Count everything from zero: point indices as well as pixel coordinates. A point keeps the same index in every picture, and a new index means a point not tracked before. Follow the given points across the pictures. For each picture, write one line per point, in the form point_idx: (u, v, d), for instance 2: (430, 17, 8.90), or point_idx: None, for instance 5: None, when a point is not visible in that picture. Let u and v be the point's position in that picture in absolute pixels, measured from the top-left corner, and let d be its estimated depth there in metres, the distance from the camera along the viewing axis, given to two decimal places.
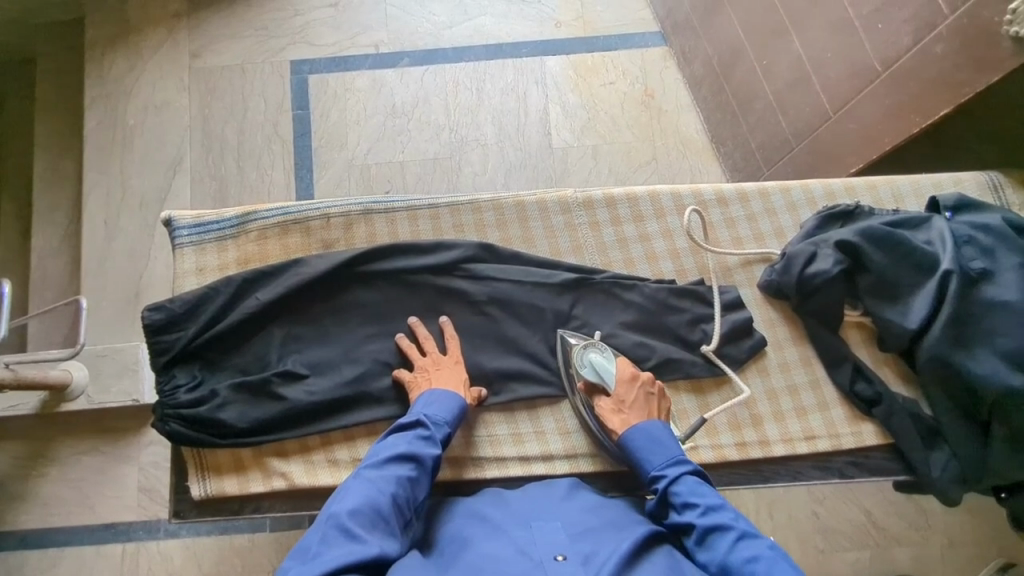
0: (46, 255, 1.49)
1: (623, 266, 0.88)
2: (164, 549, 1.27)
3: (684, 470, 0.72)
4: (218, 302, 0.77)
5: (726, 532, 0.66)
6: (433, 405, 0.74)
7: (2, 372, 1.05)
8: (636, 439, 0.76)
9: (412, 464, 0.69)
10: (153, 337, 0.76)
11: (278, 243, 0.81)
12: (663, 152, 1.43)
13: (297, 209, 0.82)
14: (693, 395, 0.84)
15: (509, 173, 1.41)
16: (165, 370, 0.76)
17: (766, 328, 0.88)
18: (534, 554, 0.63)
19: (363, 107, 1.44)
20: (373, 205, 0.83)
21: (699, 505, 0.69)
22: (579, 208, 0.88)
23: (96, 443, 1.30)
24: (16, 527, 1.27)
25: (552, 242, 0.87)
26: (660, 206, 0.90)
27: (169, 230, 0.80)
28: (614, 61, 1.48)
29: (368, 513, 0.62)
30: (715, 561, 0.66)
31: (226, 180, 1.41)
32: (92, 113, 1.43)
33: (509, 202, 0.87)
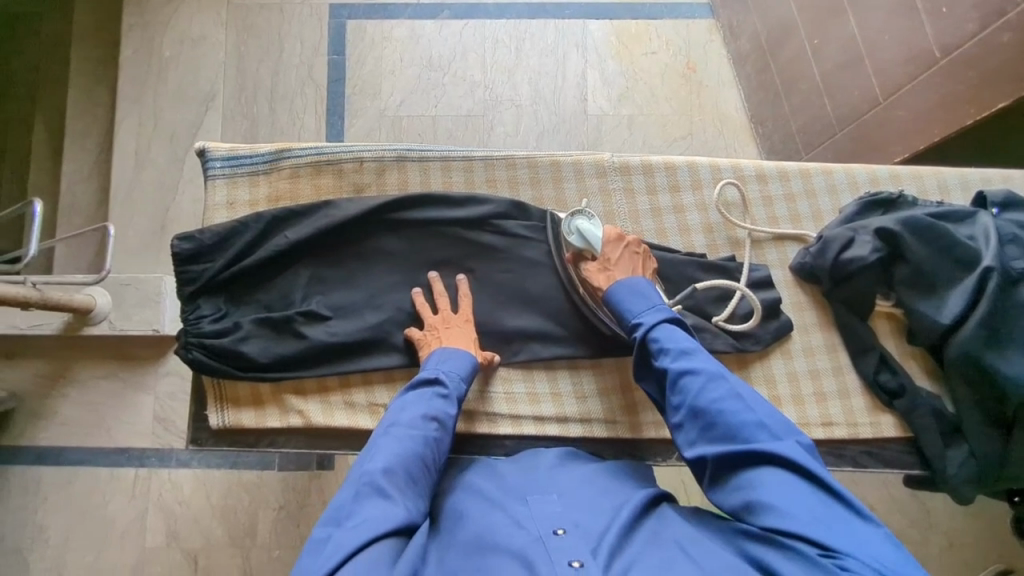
0: (76, 180, 1.51)
1: (655, 236, 0.87)
2: (174, 477, 1.31)
3: (662, 318, 0.74)
4: (247, 237, 0.77)
5: (698, 375, 0.70)
6: (450, 362, 0.73)
7: (28, 291, 1.07)
8: (620, 293, 0.77)
9: (435, 424, 0.69)
10: (181, 266, 0.76)
11: (309, 183, 0.81)
12: (700, 128, 1.40)
13: (330, 150, 0.81)
14: None
15: (540, 137, 1.40)
16: (191, 300, 0.76)
17: (793, 311, 0.87)
18: (530, 526, 0.62)
19: (399, 58, 1.42)
20: (407, 152, 0.82)
21: (674, 350, 0.71)
22: (615, 172, 0.87)
23: (116, 368, 1.33)
24: (33, 442, 1.31)
25: (584, 206, 0.86)
26: (698, 178, 0.88)
27: (202, 160, 0.80)
28: (659, 30, 1.43)
29: (400, 473, 0.63)
30: (687, 404, 0.69)
31: (257, 120, 1.40)
32: (129, 42, 1.42)
33: (544, 160, 0.86)
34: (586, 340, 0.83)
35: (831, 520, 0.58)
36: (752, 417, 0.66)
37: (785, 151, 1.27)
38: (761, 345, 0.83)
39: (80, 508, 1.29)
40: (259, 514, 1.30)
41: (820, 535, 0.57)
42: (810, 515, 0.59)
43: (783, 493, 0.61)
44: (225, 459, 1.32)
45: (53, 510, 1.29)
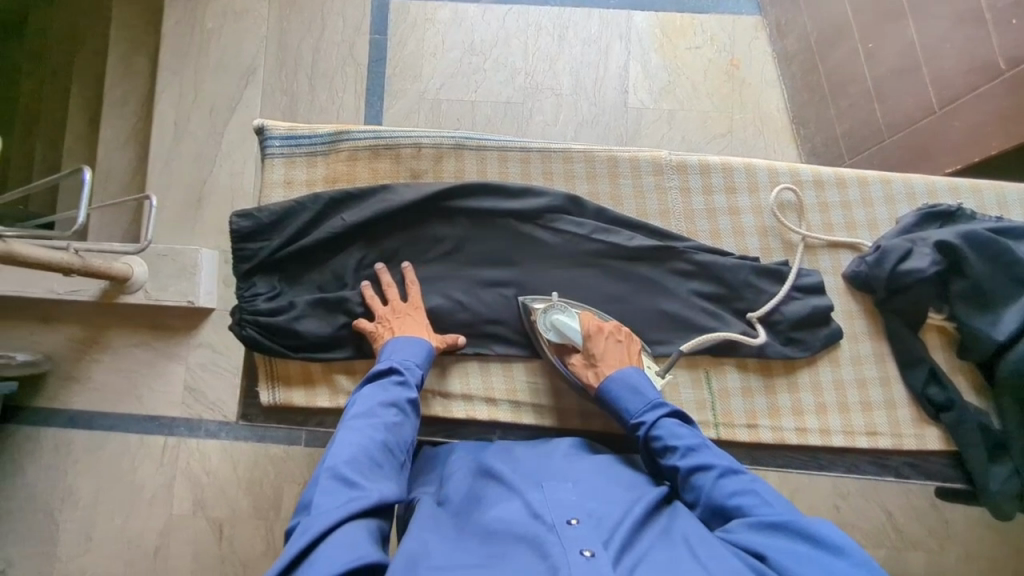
0: (112, 148, 1.51)
1: (708, 237, 0.87)
2: (202, 447, 1.33)
3: (662, 413, 0.73)
4: (304, 218, 0.79)
5: (708, 471, 0.69)
6: (405, 350, 0.75)
7: (70, 257, 1.08)
8: (615, 389, 0.76)
9: (395, 409, 0.70)
10: (237, 243, 0.78)
11: (367, 166, 0.83)
12: (741, 126, 1.38)
13: (388, 135, 0.83)
14: (761, 378, 0.85)
15: (579, 128, 1.39)
16: (247, 277, 0.78)
17: (844, 319, 0.87)
18: (545, 514, 0.64)
19: (442, 40, 1.41)
20: (464, 142, 0.84)
21: (680, 447, 0.71)
22: (672, 171, 0.88)
23: (150, 337, 1.35)
24: (66, 405, 1.33)
25: (639, 203, 0.87)
26: (754, 181, 0.89)
27: (262, 138, 0.82)
28: (704, 25, 1.41)
29: (363, 459, 0.64)
30: (702, 500, 0.68)
31: (297, 97, 1.40)
32: (172, 12, 1.42)
33: (600, 156, 0.86)
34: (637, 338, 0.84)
35: (821, 565, 0.56)
36: (770, 505, 0.65)
37: (827, 154, 1.26)
38: (808, 351, 0.84)
39: (109, 472, 1.32)
40: (286, 488, 1.32)
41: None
42: (810, 567, 0.56)
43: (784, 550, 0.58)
44: (253, 432, 1.33)
45: (83, 472, 1.31)
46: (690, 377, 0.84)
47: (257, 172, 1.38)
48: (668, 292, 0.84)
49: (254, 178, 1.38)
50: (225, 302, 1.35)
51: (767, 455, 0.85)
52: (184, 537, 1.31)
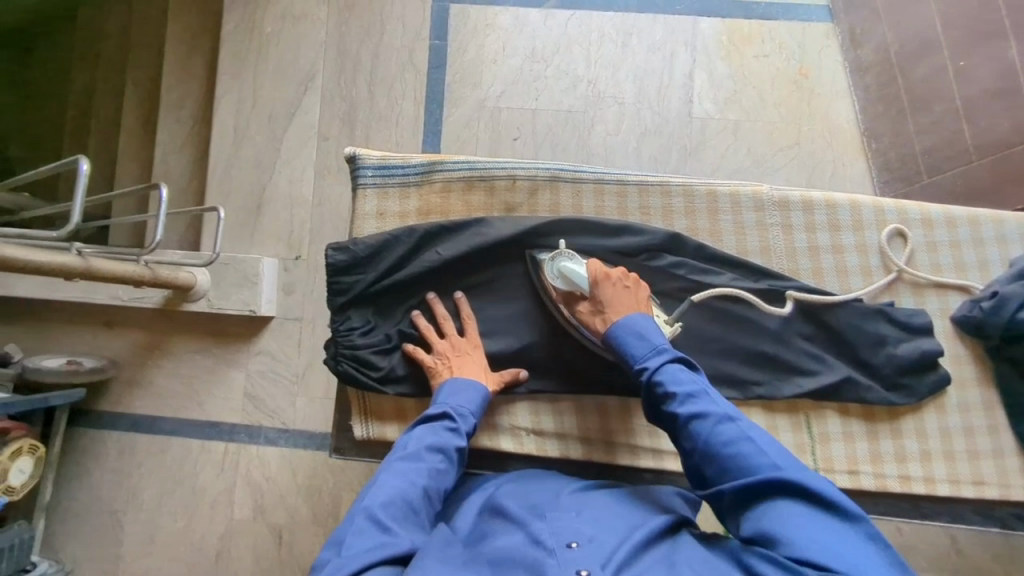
0: (169, 151, 1.51)
1: (810, 276, 0.86)
2: (262, 454, 1.33)
3: (667, 359, 0.73)
4: (397, 252, 0.86)
5: (708, 419, 0.68)
6: (458, 395, 0.79)
7: (142, 269, 1.08)
8: (623, 334, 0.77)
9: (441, 456, 0.73)
10: (333, 276, 0.86)
11: (460, 198, 0.90)
12: (810, 137, 1.32)
13: (482, 167, 0.89)
14: (864, 424, 0.84)
15: (642, 137, 1.35)
16: (342, 310, 0.86)
17: (951, 365, 0.85)
18: (546, 539, 0.64)
19: (503, 46, 1.38)
20: (559, 173, 0.88)
21: (681, 393, 0.71)
22: (773, 207, 0.87)
23: (211, 344, 1.36)
24: (130, 409, 1.36)
25: (740, 240, 0.87)
26: (859, 220, 0.87)
27: (356, 171, 0.90)
28: (773, 31, 1.35)
29: (400, 504, 0.67)
30: (700, 446, 0.68)
31: (356, 103, 1.38)
32: (231, 16, 1.42)
33: (700, 190, 0.88)
34: (737, 380, 0.83)
35: (819, 529, 0.58)
36: (767, 456, 0.64)
37: (901, 171, 1.26)
38: (915, 399, 0.82)
39: (171, 476, 1.34)
40: (342, 497, 1.31)
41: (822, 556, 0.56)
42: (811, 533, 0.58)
43: (781, 517, 0.60)
44: (312, 440, 1.33)
45: (147, 475, 1.34)
46: (790, 420, 0.84)
47: (315, 181, 1.37)
48: (770, 335, 0.83)
49: (313, 185, 1.37)
50: (285, 310, 1.35)
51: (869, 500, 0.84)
52: (244, 542, 1.31)
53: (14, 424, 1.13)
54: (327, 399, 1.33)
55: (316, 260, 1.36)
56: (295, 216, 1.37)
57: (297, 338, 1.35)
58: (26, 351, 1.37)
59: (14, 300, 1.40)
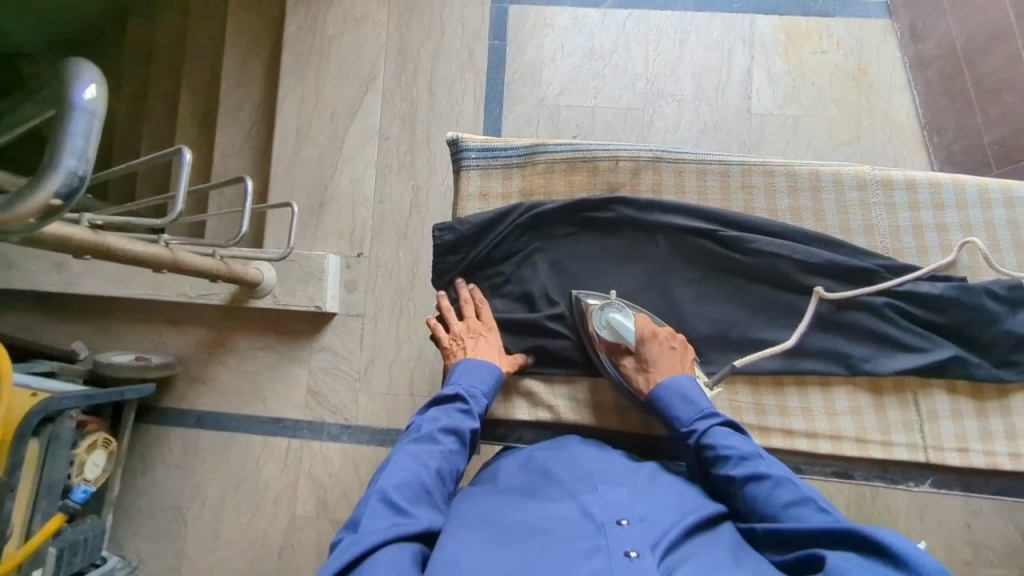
0: (228, 151, 1.53)
1: (915, 254, 0.86)
2: (325, 449, 1.32)
3: (714, 422, 0.74)
4: (500, 230, 0.87)
5: (761, 480, 0.68)
6: (473, 376, 0.80)
7: (218, 263, 1.09)
8: (668, 395, 0.78)
9: (454, 438, 0.74)
10: (441, 256, 0.89)
11: (564, 178, 0.90)
12: (868, 132, 1.33)
13: (586, 147, 0.89)
14: (973, 403, 0.83)
15: (701, 134, 1.36)
16: (451, 287, 0.90)
17: None
18: (597, 513, 0.65)
19: (562, 45, 1.41)
20: (663, 154, 0.89)
21: (733, 456, 0.70)
22: (876, 186, 0.87)
23: (274, 341, 1.37)
24: (194, 405, 1.37)
25: (843, 219, 0.87)
26: (963, 198, 0.86)
27: (459, 152, 0.91)
28: (831, 28, 1.36)
29: (414, 487, 0.67)
30: (755, 510, 0.68)
31: (417, 102, 1.40)
32: (294, 18, 1.44)
33: (803, 170, 0.88)
34: (841, 356, 0.83)
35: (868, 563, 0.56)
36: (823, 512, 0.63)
37: (967, 162, 1.25)
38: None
39: (234, 473, 1.34)
40: None
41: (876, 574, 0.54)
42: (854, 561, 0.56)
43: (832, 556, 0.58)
44: (375, 435, 1.32)
45: (210, 473, 1.35)
46: (897, 399, 0.84)
47: (377, 179, 1.39)
48: (877, 312, 0.83)
49: (374, 182, 1.39)
50: (348, 306, 1.36)
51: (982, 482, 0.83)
52: (307, 537, 1.30)
53: (88, 417, 1.13)
54: (389, 394, 1.33)
55: (378, 257, 1.37)
56: (356, 213, 1.38)
57: (359, 334, 1.35)
58: (93, 348, 1.39)
59: (80, 299, 1.42)
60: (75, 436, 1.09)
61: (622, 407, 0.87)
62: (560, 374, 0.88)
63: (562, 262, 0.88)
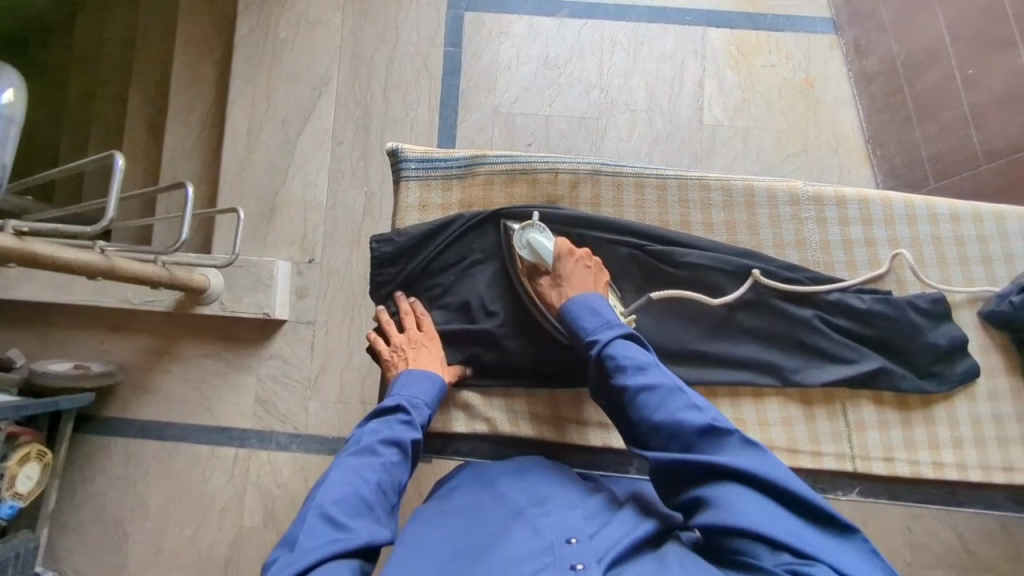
0: (177, 154, 1.50)
1: (844, 268, 0.88)
2: (273, 459, 1.30)
3: (616, 334, 0.74)
4: (439, 242, 0.87)
5: (654, 392, 0.69)
6: (416, 386, 0.79)
7: (160, 269, 1.06)
8: (576, 309, 0.77)
9: (396, 449, 0.72)
10: (377, 267, 0.88)
11: (503, 190, 0.90)
12: (816, 145, 1.36)
13: (525, 159, 0.90)
14: (898, 414, 0.85)
15: (654, 143, 1.37)
16: (388, 299, 0.89)
17: (979, 354, 0.86)
18: (546, 532, 0.65)
19: (517, 54, 1.41)
20: (601, 167, 0.89)
21: (631, 367, 0.71)
22: (808, 202, 0.89)
23: (221, 349, 1.34)
24: (137, 415, 1.33)
25: (776, 233, 0.89)
26: (890, 214, 0.89)
27: (398, 162, 0.91)
28: (779, 42, 1.39)
29: (353, 500, 0.65)
30: (647, 418, 0.69)
31: (371, 108, 1.39)
32: (245, 20, 1.42)
33: (737, 186, 0.89)
34: (774, 368, 0.85)
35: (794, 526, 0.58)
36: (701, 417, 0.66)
37: (908, 176, 1.28)
38: (946, 387, 0.84)
39: (179, 484, 1.31)
40: None
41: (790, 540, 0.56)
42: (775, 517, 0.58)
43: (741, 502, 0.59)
44: (325, 444, 1.30)
45: (154, 483, 1.31)
46: (827, 409, 0.86)
47: (329, 185, 1.37)
48: (808, 325, 0.84)
49: (326, 189, 1.37)
50: (297, 314, 1.34)
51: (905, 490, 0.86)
52: (253, 549, 1.27)
53: (20, 429, 1.10)
54: (339, 402, 1.31)
55: (329, 263, 1.35)
56: (307, 220, 1.36)
57: (309, 341, 1.33)
58: (30, 356, 1.35)
59: (19, 305, 1.37)
60: (5, 449, 1.06)
61: (559, 418, 0.88)
62: (498, 386, 0.88)
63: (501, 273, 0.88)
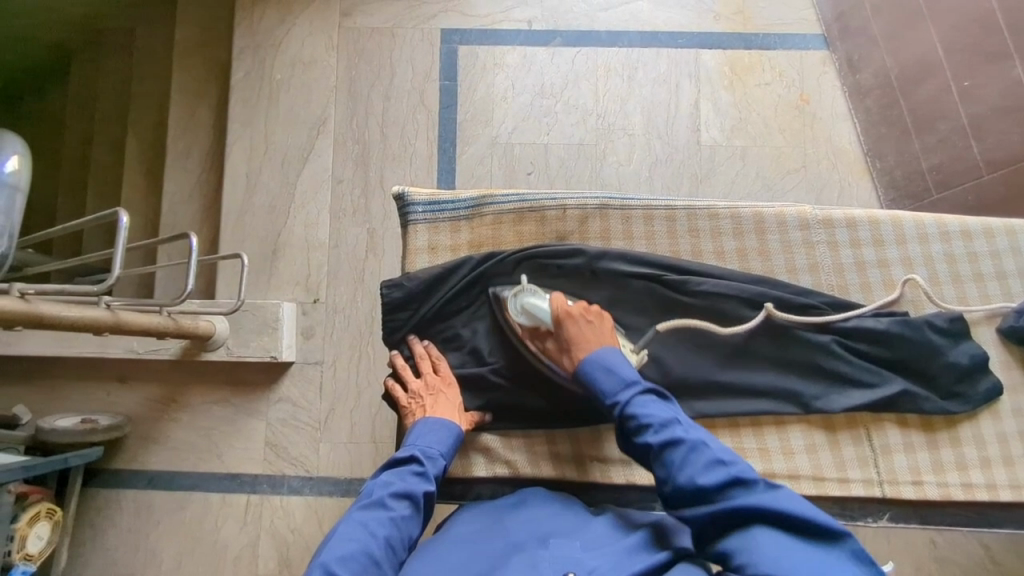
0: (177, 199, 1.50)
1: (859, 290, 0.87)
2: (286, 504, 1.28)
3: (637, 390, 0.74)
4: (450, 286, 0.87)
5: (680, 446, 0.68)
6: (429, 435, 0.77)
7: (166, 320, 1.05)
8: (590, 369, 0.77)
9: (407, 502, 0.71)
10: (389, 313, 0.87)
11: (512, 228, 0.90)
12: (814, 160, 1.36)
13: (533, 197, 0.89)
14: (923, 435, 0.84)
15: (653, 167, 1.38)
16: (400, 346, 0.88)
17: (1001, 371, 0.86)
18: (544, 566, 0.66)
19: (511, 84, 1.42)
20: (610, 201, 0.89)
21: (655, 424, 0.71)
22: (818, 225, 0.89)
23: (229, 394, 1.32)
24: (145, 466, 1.31)
25: (789, 258, 0.88)
26: (901, 234, 0.88)
27: (406, 206, 0.90)
28: (771, 60, 1.40)
29: (360, 558, 0.64)
30: (672, 476, 0.68)
31: (370, 145, 1.39)
32: (241, 65, 1.43)
33: (746, 212, 0.89)
34: (796, 395, 0.84)
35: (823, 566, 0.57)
36: (722, 469, 0.66)
37: (908, 188, 1.29)
38: (970, 406, 0.83)
39: (190, 534, 1.28)
40: None
41: None
42: (808, 564, 0.57)
43: (763, 546, 0.59)
44: (339, 487, 1.28)
45: (165, 534, 1.29)
46: (851, 434, 0.84)
47: (331, 224, 1.37)
48: (825, 349, 0.83)
49: (328, 229, 1.37)
50: (305, 355, 1.33)
51: (936, 513, 0.84)
52: None
53: (30, 488, 1.08)
54: (351, 443, 1.30)
55: (335, 303, 1.34)
56: (311, 260, 1.36)
57: (318, 383, 1.32)
58: (36, 411, 1.33)
59: (23, 359, 1.36)
60: (15, 509, 1.04)
61: (580, 456, 0.86)
62: (516, 427, 0.87)
63: None
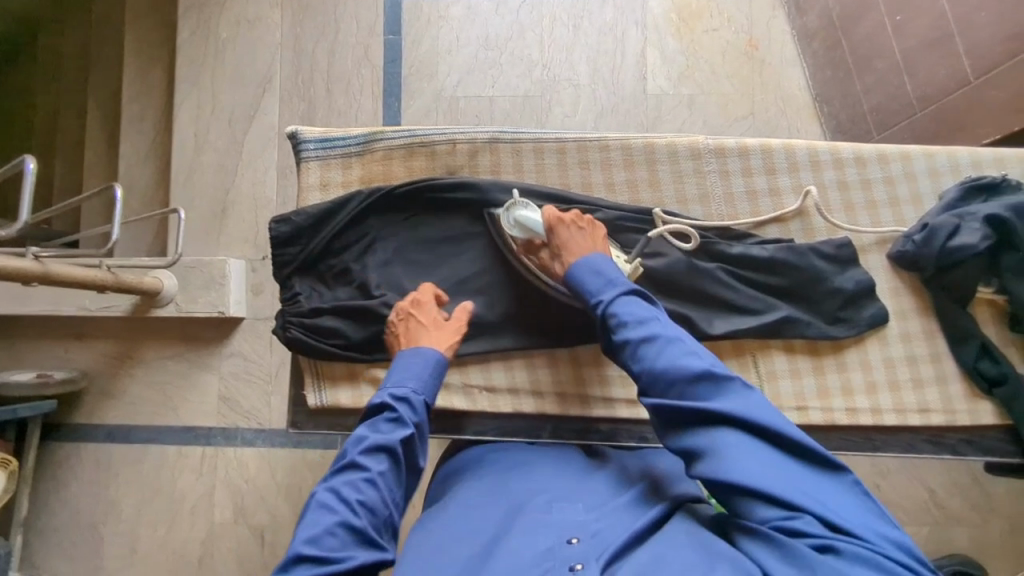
0: (132, 161, 1.52)
1: (749, 217, 0.88)
2: (240, 455, 1.32)
3: (618, 291, 0.71)
4: (338, 219, 0.87)
5: (657, 342, 0.65)
6: (402, 377, 0.72)
7: (105, 274, 1.07)
8: (580, 272, 0.75)
9: (385, 456, 0.65)
10: (277, 248, 0.87)
11: (403, 163, 0.90)
12: (762, 105, 1.35)
13: (422, 131, 0.90)
14: (811, 359, 0.86)
15: (600, 117, 1.37)
16: (287, 281, 0.88)
17: (889, 297, 0.87)
18: (547, 529, 0.59)
19: (457, 37, 1.40)
20: (500, 135, 0.90)
21: (634, 321, 0.68)
22: (711, 155, 0.89)
23: (181, 349, 1.36)
24: (104, 420, 1.35)
25: (679, 189, 0.89)
26: (794, 161, 0.89)
27: (297, 142, 0.90)
28: (718, 5, 1.38)
29: (339, 533, 0.59)
30: (647, 370, 0.65)
31: (315, 102, 1.40)
32: (185, 23, 1.43)
33: (637, 143, 0.89)
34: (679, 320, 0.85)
35: (787, 474, 0.56)
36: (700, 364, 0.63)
37: (853, 130, 1.26)
38: (854, 330, 0.85)
39: (149, 486, 1.33)
40: None
41: (794, 497, 0.54)
42: (777, 474, 0.56)
43: (733, 444, 0.58)
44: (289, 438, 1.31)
45: (125, 486, 1.33)
46: (737, 361, 0.85)
47: (278, 181, 1.38)
48: (711, 276, 0.85)
49: (275, 186, 1.38)
50: (256, 311, 1.35)
51: (823, 437, 0.86)
52: (225, 545, 1.29)
53: None
54: None
55: None
56: (259, 216, 1.37)
57: (267, 337, 1.34)
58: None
59: None
60: None
61: (475, 387, 0.88)
62: None
63: (403, 248, 0.89)
